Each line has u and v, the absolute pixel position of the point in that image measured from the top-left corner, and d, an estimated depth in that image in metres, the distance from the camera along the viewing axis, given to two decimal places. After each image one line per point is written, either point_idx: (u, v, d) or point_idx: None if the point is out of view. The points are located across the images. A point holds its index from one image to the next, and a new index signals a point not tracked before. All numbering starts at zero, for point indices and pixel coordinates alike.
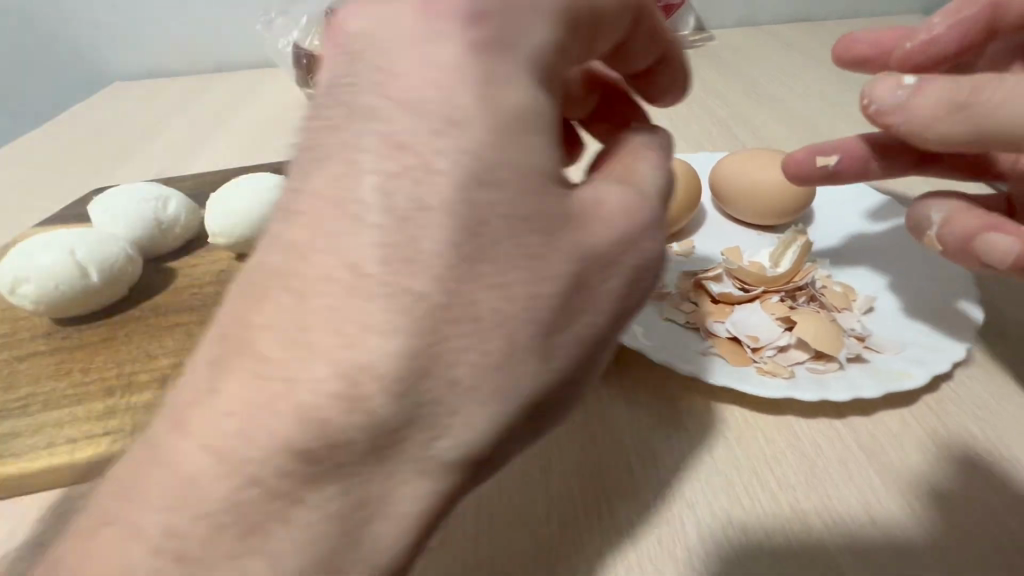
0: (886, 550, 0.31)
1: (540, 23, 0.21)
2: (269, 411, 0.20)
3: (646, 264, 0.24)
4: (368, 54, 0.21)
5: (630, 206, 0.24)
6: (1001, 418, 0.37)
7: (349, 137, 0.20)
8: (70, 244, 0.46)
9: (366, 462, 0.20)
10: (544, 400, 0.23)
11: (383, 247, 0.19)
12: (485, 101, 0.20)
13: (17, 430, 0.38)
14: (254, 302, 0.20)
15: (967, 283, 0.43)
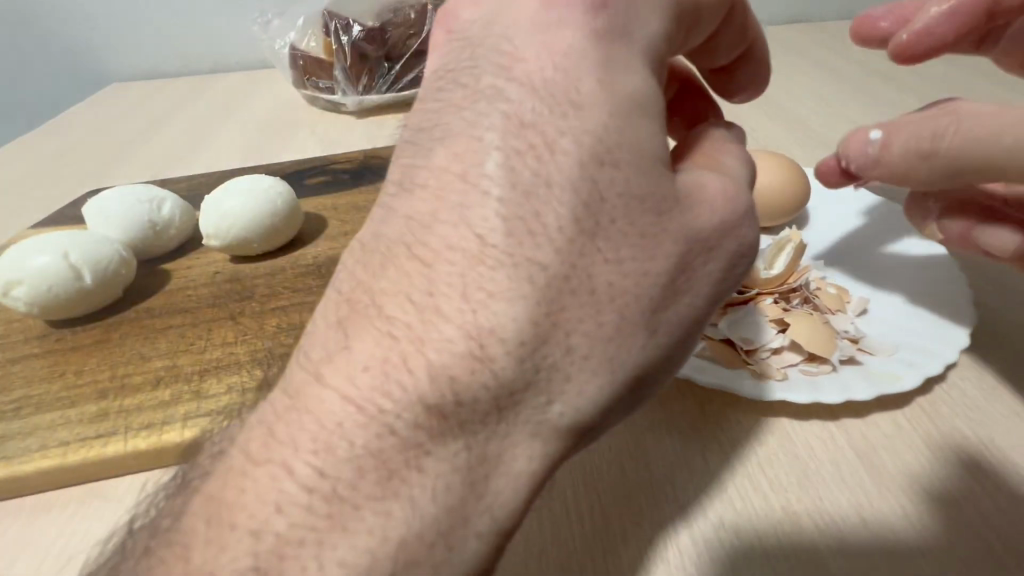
0: (878, 550, 0.31)
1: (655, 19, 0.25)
2: (404, 360, 0.23)
3: (742, 250, 0.26)
4: (500, 42, 0.25)
5: (728, 191, 0.26)
6: (994, 419, 0.37)
7: (479, 126, 0.24)
8: (64, 245, 0.46)
9: (487, 417, 0.23)
10: (650, 372, 0.24)
11: (506, 220, 0.23)
12: (604, 89, 0.23)
13: (9, 432, 0.38)
14: (388, 270, 0.24)
15: (961, 284, 0.43)
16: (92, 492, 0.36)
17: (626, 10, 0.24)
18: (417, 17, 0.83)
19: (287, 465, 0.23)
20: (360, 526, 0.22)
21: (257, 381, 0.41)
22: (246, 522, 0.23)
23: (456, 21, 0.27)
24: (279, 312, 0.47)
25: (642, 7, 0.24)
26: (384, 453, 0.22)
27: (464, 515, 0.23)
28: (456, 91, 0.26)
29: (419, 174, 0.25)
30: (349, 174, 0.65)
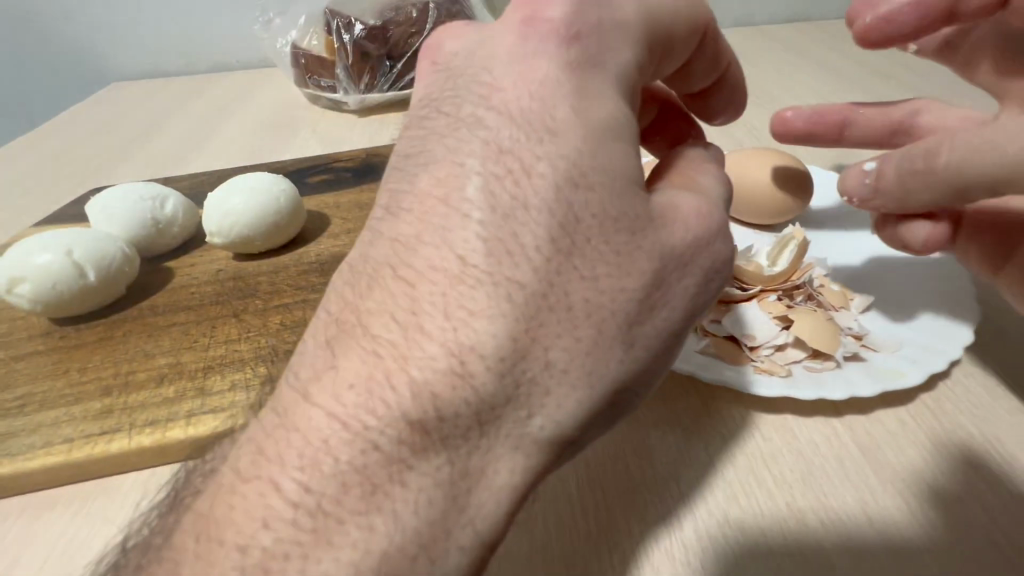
0: (881, 547, 0.31)
1: (620, 51, 0.26)
2: (386, 380, 0.23)
3: (716, 264, 0.26)
4: (477, 76, 0.26)
5: (701, 211, 0.26)
6: (998, 416, 0.37)
7: (460, 151, 0.25)
8: (66, 243, 0.46)
9: (468, 433, 0.23)
10: (627, 387, 0.25)
11: (485, 241, 0.23)
12: (578, 114, 0.24)
13: (14, 429, 0.38)
14: (374, 290, 0.24)
15: (967, 283, 0.43)
16: (96, 489, 0.36)
17: (600, 41, 0.25)
18: (419, 15, 0.83)
19: (274, 482, 0.23)
20: (344, 540, 0.22)
21: (261, 378, 0.41)
22: (234, 538, 0.23)
23: (441, 53, 0.28)
24: (283, 309, 0.47)
25: (616, 39, 0.25)
26: (368, 469, 0.22)
27: (444, 529, 0.22)
28: (438, 119, 0.26)
29: (404, 199, 0.25)
30: (350, 172, 0.65)
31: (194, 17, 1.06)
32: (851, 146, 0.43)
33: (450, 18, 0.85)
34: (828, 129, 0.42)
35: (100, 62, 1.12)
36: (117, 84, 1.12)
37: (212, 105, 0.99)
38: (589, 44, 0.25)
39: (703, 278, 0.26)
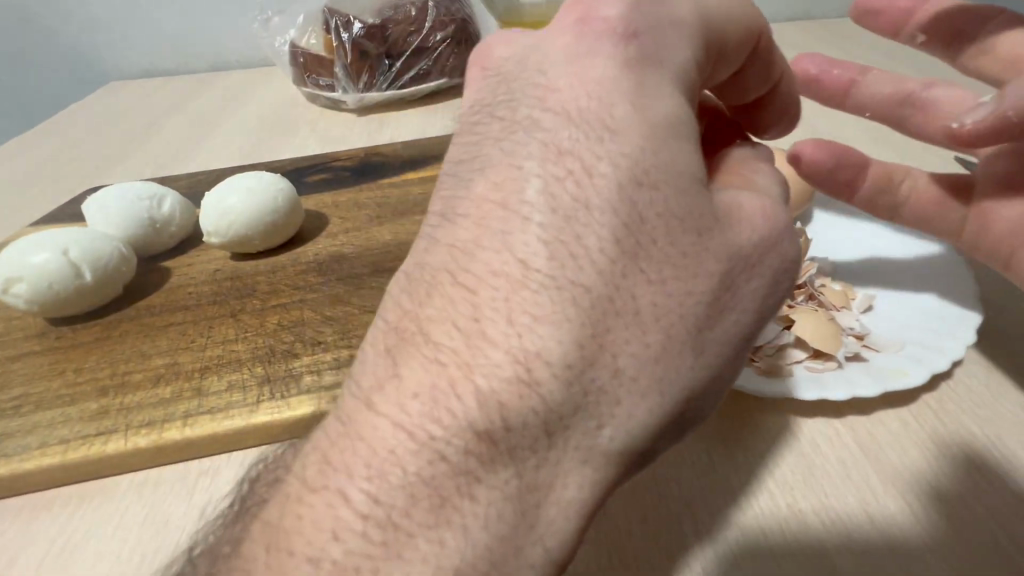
0: (882, 548, 0.31)
1: (680, 47, 0.25)
2: (451, 388, 0.23)
3: (785, 265, 0.25)
4: (533, 78, 0.26)
5: (767, 208, 0.26)
6: (1001, 416, 0.37)
7: (516, 154, 0.25)
8: (63, 242, 0.46)
9: (537, 443, 0.23)
10: (695, 394, 0.24)
11: (547, 244, 0.23)
12: (637, 112, 0.24)
13: (9, 430, 0.38)
14: (434, 298, 0.24)
15: (970, 283, 0.43)
16: (90, 490, 0.35)
17: (658, 39, 0.25)
18: (417, 14, 0.83)
19: (344, 492, 0.24)
20: (417, 554, 0.22)
21: (258, 378, 0.40)
22: (304, 549, 0.23)
23: (489, 58, 0.29)
24: (280, 308, 0.46)
25: (673, 38, 0.25)
26: (438, 480, 0.23)
27: (517, 545, 0.22)
28: (492, 124, 0.27)
29: (461, 205, 0.25)
30: (349, 172, 0.65)
31: (193, 16, 1.06)
32: (849, 111, 0.44)
33: (449, 17, 0.85)
34: (832, 90, 0.44)
35: (98, 62, 1.12)
36: (116, 84, 1.12)
37: (212, 104, 0.99)
38: (648, 43, 0.25)
39: (772, 279, 0.25)
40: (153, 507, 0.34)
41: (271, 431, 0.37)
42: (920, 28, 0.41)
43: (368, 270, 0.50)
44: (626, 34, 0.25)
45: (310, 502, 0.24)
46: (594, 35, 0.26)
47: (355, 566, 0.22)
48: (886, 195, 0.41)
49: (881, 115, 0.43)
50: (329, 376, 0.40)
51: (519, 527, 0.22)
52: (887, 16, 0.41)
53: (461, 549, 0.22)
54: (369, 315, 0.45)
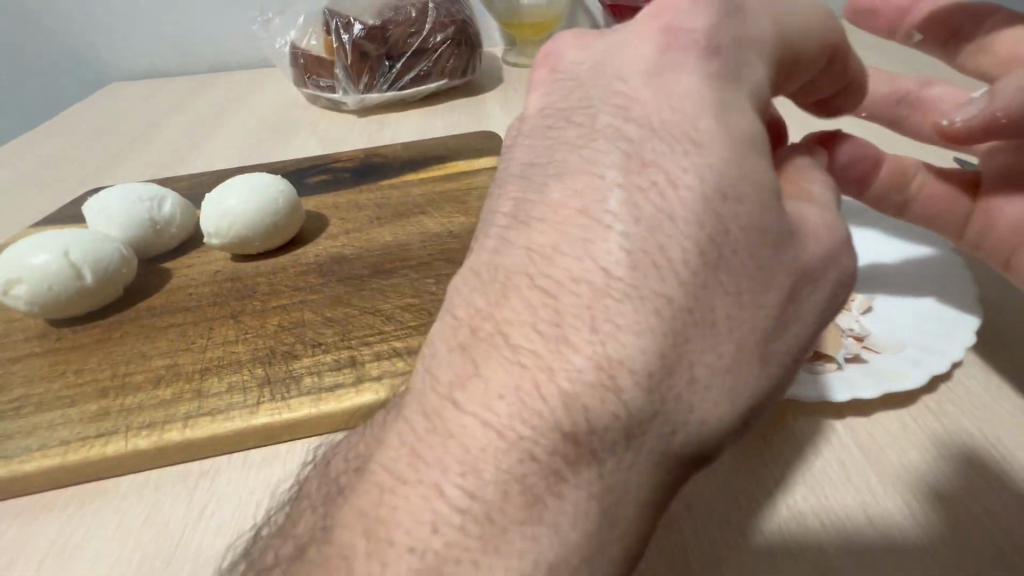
0: (883, 552, 0.31)
1: (754, 68, 0.27)
2: (537, 391, 0.23)
3: (843, 279, 0.26)
4: (613, 85, 0.27)
5: (824, 222, 0.26)
6: (999, 416, 0.37)
7: (598, 161, 0.25)
8: (65, 243, 0.46)
9: (615, 447, 0.22)
10: (764, 404, 0.24)
11: (630, 253, 0.23)
12: (721, 127, 0.25)
13: (9, 431, 0.38)
14: (509, 300, 0.24)
15: (969, 285, 0.43)
16: (87, 492, 0.35)
17: (737, 59, 0.26)
18: (418, 15, 0.83)
19: (437, 487, 0.23)
20: (511, 550, 0.22)
21: (258, 379, 0.40)
22: (404, 539, 0.23)
23: (561, 61, 0.30)
24: (281, 309, 0.46)
25: (750, 57, 0.27)
26: (528, 480, 0.22)
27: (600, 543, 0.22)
28: (568, 129, 0.27)
29: (536, 209, 0.26)
30: (350, 173, 0.65)
31: (193, 17, 1.06)
32: None
33: (449, 18, 0.85)
34: None
35: (100, 62, 1.12)
36: (115, 85, 1.12)
37: (214, 105, 0.99)
38: (730, 59, 0.26)
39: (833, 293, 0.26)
40: (152, 510, 0.34)
41: (270, 432, 0.37)
42: (917, 28, 0.41)
43: (367, 271, 0.50)
44: (708, 51, 0.26)
45: (396, 498, 0.24)
46: (690, 49, 0.26)
47: (456, 558, 0.22)
48: (896, 192, 0.40)
49: (880, 113, 0.43)
50: (327, 377, 0.40)
51: (602, 527, 0.22)
52: (884, 15, 0.42)
53: (553, 545, 0.22)
54: (369, 316, 0.45)
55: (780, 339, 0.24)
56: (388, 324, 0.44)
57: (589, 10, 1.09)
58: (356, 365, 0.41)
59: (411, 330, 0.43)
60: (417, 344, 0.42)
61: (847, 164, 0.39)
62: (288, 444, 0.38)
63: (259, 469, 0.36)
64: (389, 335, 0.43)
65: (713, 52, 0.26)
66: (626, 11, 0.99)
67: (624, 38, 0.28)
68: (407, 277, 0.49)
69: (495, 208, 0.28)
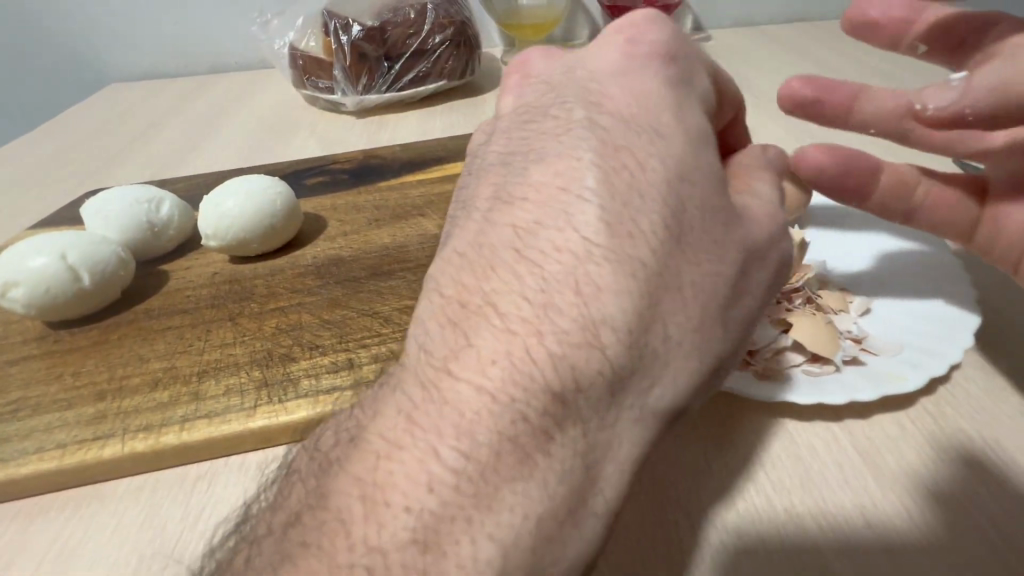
0: (881, 555, 0.31)
1: (699, 78, 0.29)
2: (527, 353, 0.23)
3: (780, 263, 0.28)
4: (586, 82, 0.28)
5: (764, 209, 0.28)
6: (1001, 420, 0.37)
7: (574, 147, 0.26)
8: (61, 247, 0.46)
9: (599, 404, 0.23)
10: (713, 376, 0.26)
11: (607, 222, 0.24)
12: (679, 123, 0.26)
13: (5, 435, 0.38)
14: (496, 272, 0.25)
15: (966, 287, 0.43)
16: (83, 495, 0.35)
17: (688, 69, 0.28)
18: (417, 16, 0.83)
19: (434, 449, 0.23)
20: (503, 506, 0.22)
21: (256, 382, 0.40)
22: (401, 499, 0.23)
23: (529, 71, 0.32)
24: (278, 310, 0.47)
25: (695, 70, 0.29)
26: (518, 440, 0.22)
27: (583, 497, 0.23)
28: (546, 122, 0.28)
29: (518, 190, 0.27)
30: (348, 174, 0.65)
31: (193, 17, 1.06)
32: (854, 130, 0.39)
33: (448, 20, 0.85)
34: (834, 113, 0.39)
35: (98, 63, 1.12)
36: (115, 85, 1.12)
37: (213, 105, 0.99)
38: (677, 65, 0.28)
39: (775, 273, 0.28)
40: (149, 514, 0.34)
41: (267, 435, 0.37)
42: (921, 40, 0.38)
43: (364, 274, 0.50)
44: (667, 57, 0.28)
45: (389, 463, 0.24)
46: (643, 44, 0.28)
47: (450, 517, 0.22)
48: (902, 198, 0.40)
49: (887, 130, 0.39)
50: (324, 380, 0.40)
51: (586, 481, 0.23)
52: (885, 30, 0.39)
53: (543, 499, 0.22)
54: (367, 318, 0.45)
55: (730, 312, 0.26)
56: (385, 325, 0.44)
57: (588, 11, 1.09)
58: (353, 367, 0.40)
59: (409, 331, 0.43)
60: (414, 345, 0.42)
61: (843, 170, 0.39)
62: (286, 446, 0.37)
63: (255, 471, 0.36)
64: (387, 336, 0.43)
65: (665, 58, 0.28)
66: (625, 11, 0.99)
67: (592, 46, 0.30)
68: (404, 280, 0.49)
69: (471, 200, 0.28)
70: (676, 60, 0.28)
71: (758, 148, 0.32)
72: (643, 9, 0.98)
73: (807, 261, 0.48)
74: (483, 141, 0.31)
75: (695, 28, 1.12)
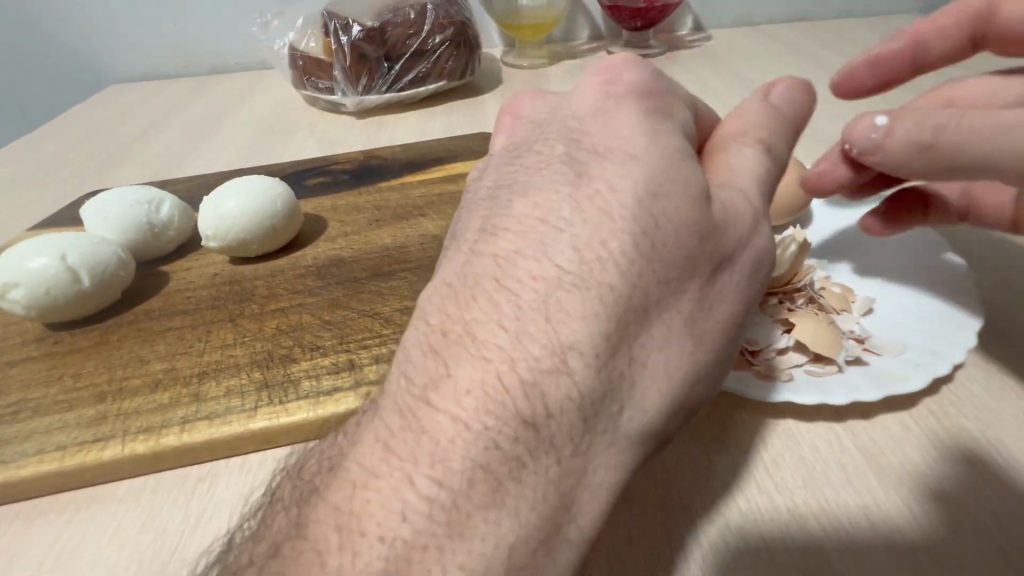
0: (885, 556, 0.30)
1: (671, 103, 0.30)
2: (500, 381, 0.23)
3: (756, 265, 0.28)
4: (569, 121, 0.30)
5: (743, 207, 0.28)
6: (1005, 421, 0.36)
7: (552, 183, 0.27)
8: (62, 247, 0.46)
9: (575, 432, 0.23)
10: (693, 391, 0.26)
11: (579, 248, 0.25)
12: (652, 146, 0.26)
13: (5, 437, 0.38)
14: (477, 302, 0.25)
15: (970, 286, 0.42)
16: (83, 497, 0.35)
17: (659, 100, 0.29)
18: (416, 17, 0.83)
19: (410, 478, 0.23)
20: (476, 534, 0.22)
21: (257, 383, 0.40)
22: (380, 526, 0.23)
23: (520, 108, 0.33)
24: (279, 311, 0.46)
25: (666, 100, 0.30)
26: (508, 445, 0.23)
27: (569, 502, 0.23)
28: (531, 157, 0.29)
29: (503, 222, 0.27)
30: (348, 175, 0.65)
31: (193, 18, 1.06)
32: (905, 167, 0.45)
33: (448, 20, 0.85)
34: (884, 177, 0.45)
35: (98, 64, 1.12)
36: (115, 86, 1.12)
37: (212, 107, 0.99)
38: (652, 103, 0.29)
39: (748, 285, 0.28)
40: (149, 516, 0.33)
41: (269, 437, 0.37)
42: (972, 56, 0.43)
43: (365, 275, 0.49)
44: (643, 96, 0.29)
45: (366, 492, 0.23)
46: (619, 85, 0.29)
47: (422, 546, 0.22)
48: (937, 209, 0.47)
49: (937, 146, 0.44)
50: (326, 381, 0.40)
51: (570, 488, 0.23)
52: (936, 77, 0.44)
53: (515, 528, 0.22)
54: (368, 319, 0.45)
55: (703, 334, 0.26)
56: (387, 326, 0.44)
57: (589, 11, 1.09)
58: (355, 368, 0.40)
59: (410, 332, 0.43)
60: None
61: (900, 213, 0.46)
62: (287, 448, 0.37)
63: (256, 473, 0.36)
64: (389, 337, 0.43)
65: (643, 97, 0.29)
66: (625, 11, 0.99)
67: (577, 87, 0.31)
68: (406, 280, 0.48)
69: (463, 230, 0.29)
70: (650, 93, 0.29)
71: (761, 97, 0.33)
72: (643, 9, 0.98)
73: (809, 262, 0.48)
74: (473, 177, 0.32)
75: (696, 28, 1.12)
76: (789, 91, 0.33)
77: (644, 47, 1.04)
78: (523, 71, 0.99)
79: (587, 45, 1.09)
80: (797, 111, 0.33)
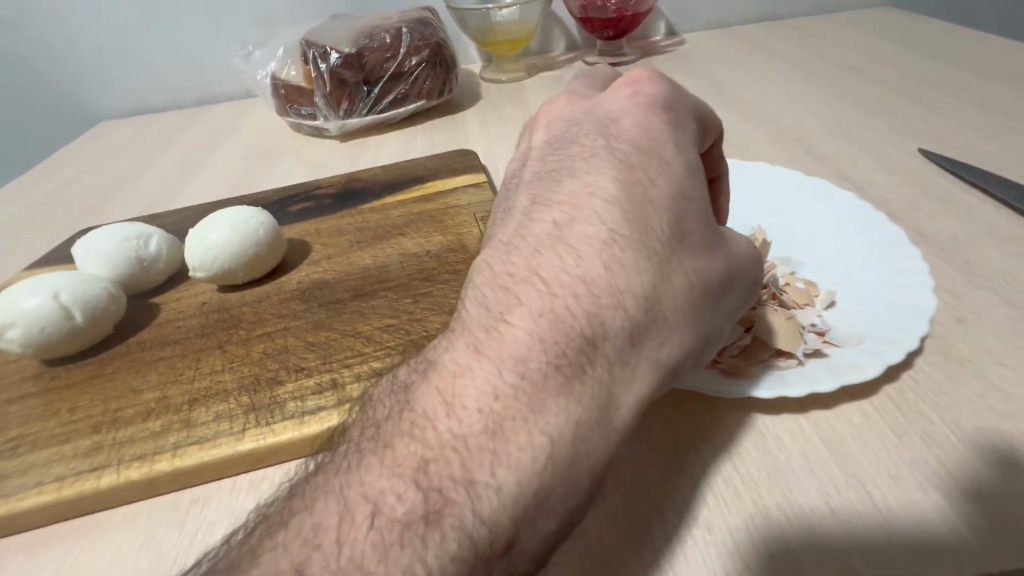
0: (845, 541, 0.32)
1: (710, 281, 0.33)
2: (429, 487, 0.28)
3: (572, 374, 0.29)
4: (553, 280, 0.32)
5: (657, 354, 0.31)
6: (961, 403, 0.38)
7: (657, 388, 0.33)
8: (55, 286, 0.48)
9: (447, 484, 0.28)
10: (704, 346, 0.34)
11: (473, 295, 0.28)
12: (661, 344, 0.31)
13: (6, 471, 0.40)
14: None
15: (923, 277, 0.44)
16: (86, 524, 0.37)
17: (705, 293, 0.33)
18: (391, 41, 0.86)
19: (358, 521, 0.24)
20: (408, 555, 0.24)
21: (244, 408, 0.42)
22: None
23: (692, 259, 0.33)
24: (267, 335, 0.48)
25: (713, 288, 0.33)
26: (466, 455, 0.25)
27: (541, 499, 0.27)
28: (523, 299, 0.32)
29: None
30: (331, 199, 0.67)
31: (180, 53, 1.09)
32: None
33: (423, 41, 0.87)
34: None
35: (89, 101, 1.15)
36: (108, 123, 1.15)
37: (201, 137, 1.02)
38: (687, 108, 0.38)
39: (749, 274, 0.36)
40: (145, 539, 0.35)
41: (259, 457, 0.39)
42: None
43: (348, 295, 0.51)
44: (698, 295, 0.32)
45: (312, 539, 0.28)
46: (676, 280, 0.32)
47: None
48: None
49: None
50: (311, 402, 0.41)
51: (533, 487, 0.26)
52: None
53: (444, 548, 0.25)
54: (351, 338, 0.46)
55: (715, 307, 0.33)
56: (368, 344, 0.45)
57: (563, 23, 1.12)
58: (338, 387, 0.42)
59: (393, 350, 0.45)
60: (378, 366, 0.43)
61: None
62: (276, 467, 0.39)
63: (246, 497, 0.37)
64: (370, 355, 0.44)
65: (665, 106, 0.37)
66: (595, 23, 1.02)
67: (605, 98, 0.40)
68: (386, 299, 0.50)
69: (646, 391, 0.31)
70: (706, 279, 0.33)
71: (732, 245, 0.35)
72: (615, 18, 1.00)
73: (773, 260, 0.50)
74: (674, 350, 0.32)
75: (668, 33, 1.15)
76: (747, 240, 0.37)
77: (619, 54, 1.07)
78: (501, 86, 1.03)
79: (563, 57, 1.12)
80: (742, 252, 0.36)
